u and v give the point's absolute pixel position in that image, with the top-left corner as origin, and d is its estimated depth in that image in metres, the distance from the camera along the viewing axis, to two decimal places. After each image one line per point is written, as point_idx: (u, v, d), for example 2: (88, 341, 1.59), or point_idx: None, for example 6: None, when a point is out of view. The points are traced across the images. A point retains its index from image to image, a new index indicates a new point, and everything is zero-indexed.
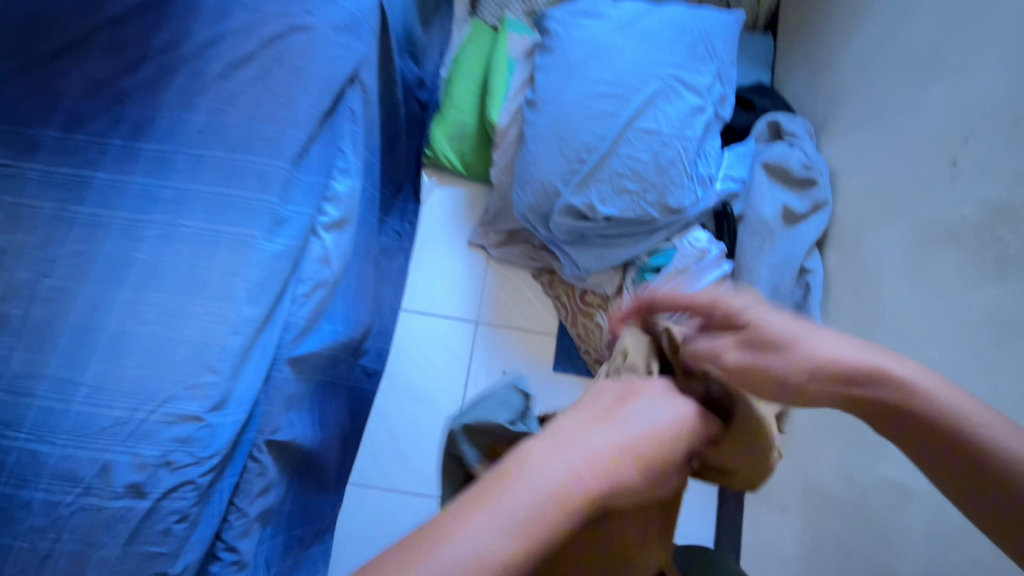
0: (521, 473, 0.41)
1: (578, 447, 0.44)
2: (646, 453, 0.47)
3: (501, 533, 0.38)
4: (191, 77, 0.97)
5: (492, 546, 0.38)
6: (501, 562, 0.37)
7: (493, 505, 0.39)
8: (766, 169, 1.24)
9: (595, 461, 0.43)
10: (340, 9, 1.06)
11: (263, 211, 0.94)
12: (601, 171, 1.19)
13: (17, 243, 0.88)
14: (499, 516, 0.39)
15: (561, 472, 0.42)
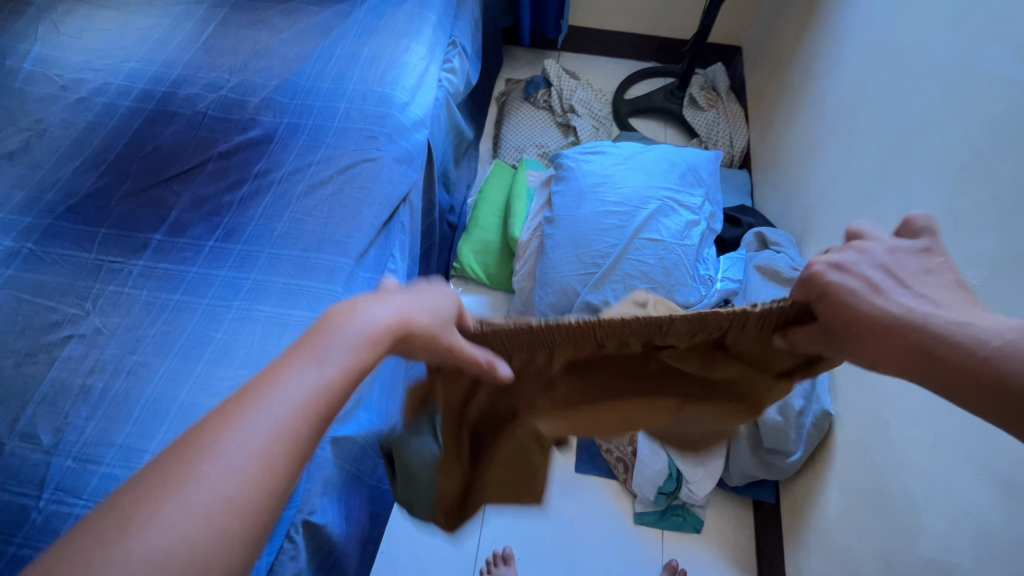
0: (258, 398, 0.45)
1: (309, 360, 0.47)
2: (397, 336, 0.51)
3: (247, 449, 0.42)
4: (278, 196, 1.08)
5: (244, 462, 0.42)
6: (263, 468, 0.42)
7: (259, 402, 0.44)
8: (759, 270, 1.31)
9: (336, 363, 0.48)
10: (400, 145, 1.20)
11: (336, 288, 0.99)
12: (614, 273, 1.26)
13: (109, 322, 0.93)
14: (245, 426, 0.43)
15: (297, 384, 0.46)
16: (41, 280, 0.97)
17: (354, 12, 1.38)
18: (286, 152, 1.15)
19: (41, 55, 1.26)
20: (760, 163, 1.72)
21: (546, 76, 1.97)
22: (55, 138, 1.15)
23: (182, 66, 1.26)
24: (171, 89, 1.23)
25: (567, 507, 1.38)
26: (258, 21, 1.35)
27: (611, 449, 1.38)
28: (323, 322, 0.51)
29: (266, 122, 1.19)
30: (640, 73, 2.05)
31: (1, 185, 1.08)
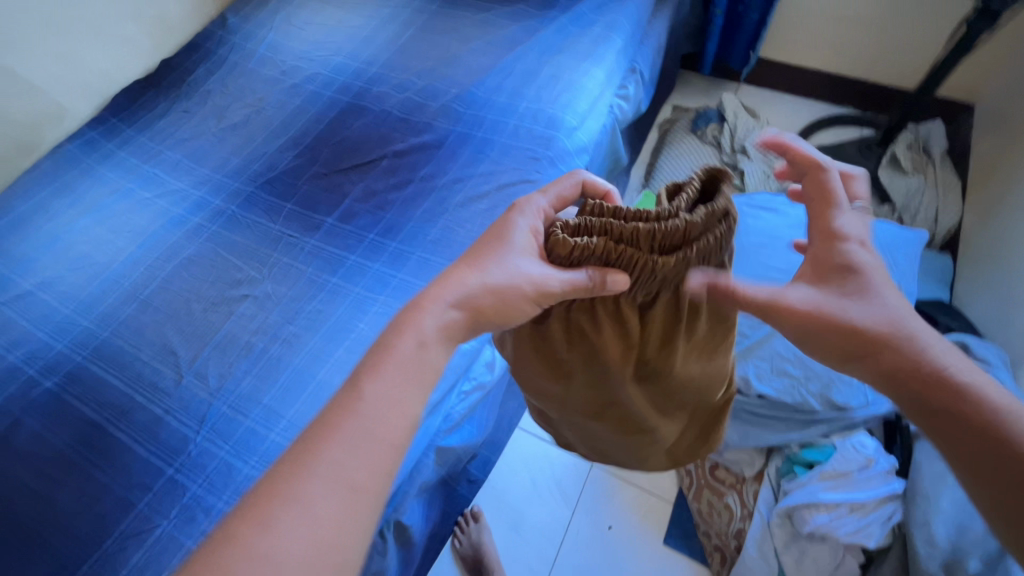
0: (357, 404, 0.53)
1: (399, 367, 0.56)
2: (424, 375, 0.57)
3: (359, 440, 0.51)
4: (437, 202, 1.12)
5: (352, 458, 0.50)
6: (353, 479, 0.49)
7: (314, 456, 0.50)
8: None
9: (411, 365, 0.56)
10: (559, 170, 1.16)
11: None
12: (763, 348, 1.11)
13: (279, 292, 1.04)
14: (345, 423, 0.52)
15: (408, 355, 0.57)
16: (235, 240, 1.12)
17: (542, 26, 1.37)
18: (452, 160, 1.18)
19: (273, 41, 1.45)
20: (994, 251, 1.38)
21: (721, 111, 1.81)
22: (269, 116, 1.32)
23: (380, 65, 1.37)
24: (366, 85, 1.34)
25: None
26: (452, 30, 1.42)
27: (710, 534, 1.25)
28: (334, 405, 0.53)
29: (440, 127, 1.24)
30: (828, 120, 1.87)
31: (224, 150, 1.26)
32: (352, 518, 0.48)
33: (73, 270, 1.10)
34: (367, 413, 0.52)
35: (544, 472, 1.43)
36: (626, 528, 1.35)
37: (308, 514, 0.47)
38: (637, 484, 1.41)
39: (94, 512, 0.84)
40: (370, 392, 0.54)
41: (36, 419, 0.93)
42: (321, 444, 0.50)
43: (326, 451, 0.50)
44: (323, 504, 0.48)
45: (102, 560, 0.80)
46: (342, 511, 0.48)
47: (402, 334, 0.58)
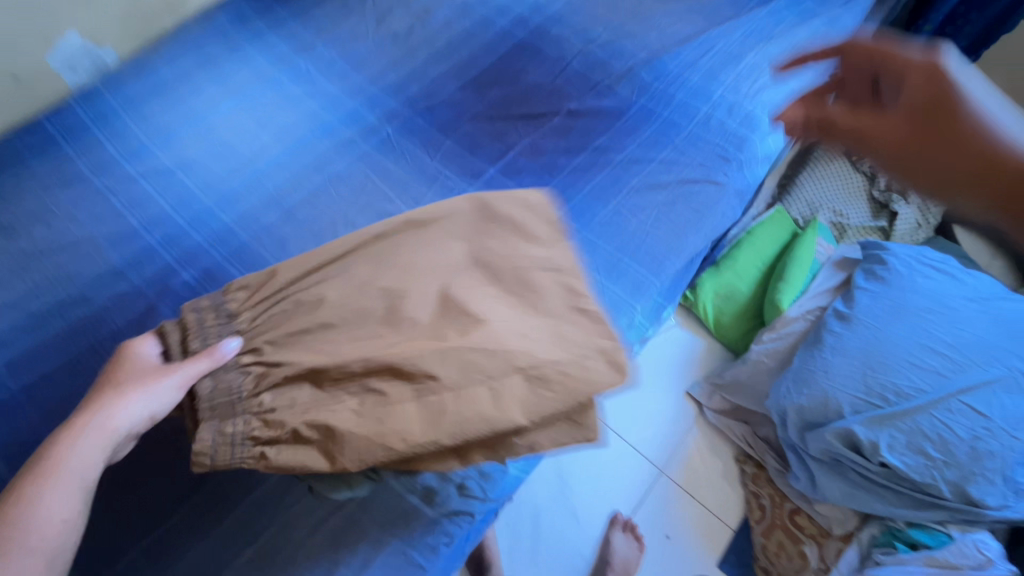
0: (84, 432, 0.60)
1: (94, 441, 0.60)
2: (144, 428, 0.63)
3: (80, 480, 0.58)
4: (612, 180, 1.02)
5: (82, 479, 0.59)
6: (73, 508, 0.57)
7: (57, 472, 0.58)
8: None
9: (102, 448, 0.60)
10: (746, 177, 1.05)
11: (637, 306, 0.92)
12: (904, 420, 1.05)
13: None
14: (63, 473, 0.58)
15: (94, 447, 0.60)
16: (389, 166, 1.03)
17: (753, 6, 1.21)
18: (631, 135, 1.07)
19: None
20: None
21: None
22: (433, 33, 1.19)
23: (563, 4, 1.23)
24: (545, 24, 1.20)
25: None
26: None
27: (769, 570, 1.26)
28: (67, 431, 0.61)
29: (621, 94, 1.11)
30: None
31: (382, 61, 1.15)
32: (59, 482, 0.57)
33: (214, 156, 1.03)
34: (113, 432, 0.61)
35: (612, 466, 1.42)
36: (686, 541, 1.35)
37: (40, 509, 0.56)
38: (702, 502, 1.40)
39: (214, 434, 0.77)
40: (120, 425, 0.61)
41: (173, 309, 0.89)
42: (70, 444, 0.59)
43: (79, 448, 0.59)
44: (60, 521, 0.56)
45: (222, 487, 0.74)
46: (76, 495, 0.58)
47: (88, 425, 0.61)
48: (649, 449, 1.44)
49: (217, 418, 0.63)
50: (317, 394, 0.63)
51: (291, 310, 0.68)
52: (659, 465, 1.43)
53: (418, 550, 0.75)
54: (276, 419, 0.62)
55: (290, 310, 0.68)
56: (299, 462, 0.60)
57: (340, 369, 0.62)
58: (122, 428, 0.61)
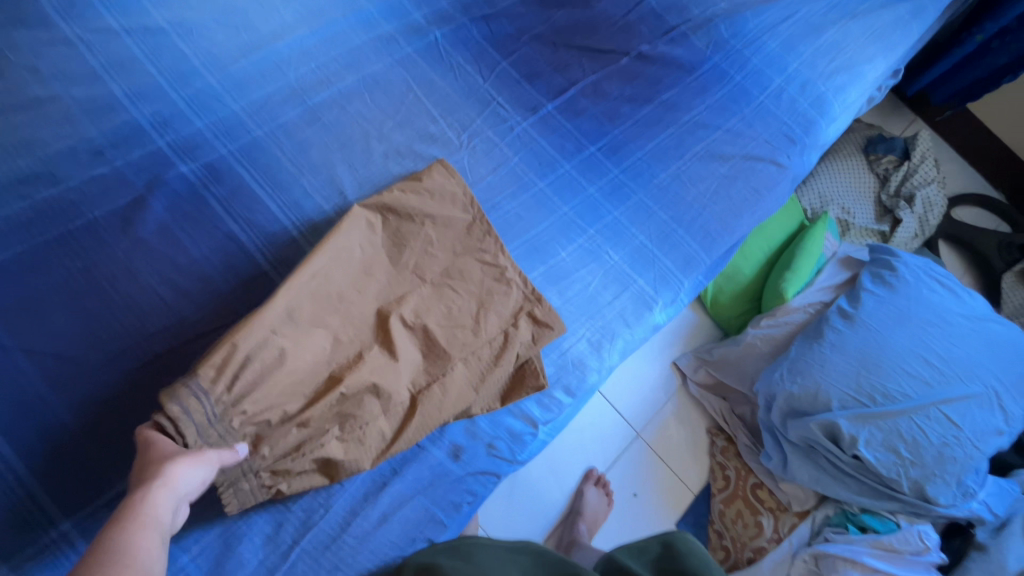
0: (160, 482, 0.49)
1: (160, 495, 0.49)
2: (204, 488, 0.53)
3: (152, 537, 0.47)
4: (675, 141, 0.94)
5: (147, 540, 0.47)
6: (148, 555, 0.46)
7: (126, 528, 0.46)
8: None
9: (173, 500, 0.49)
10: (805, 163, 1.00)
11: (684, 280, 0.88)
12: (886, 419, 1.12)
13: (475, 172, 0.86)
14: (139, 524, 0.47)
15: (170, 496, 0.49)
16: (434, 80, 0.89)
17: None
18: (699, 95, 0.98)
19: None
20: None
21: (909, 146, 1.68)
22: None
23: None
24: None
25: None
26: None
27: (723, 534, 1.34)
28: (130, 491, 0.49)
29: (695, 46, 1.01)
30: (992, 199, 1.77)
31: None
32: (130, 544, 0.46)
33: (222, 26, 0.84)
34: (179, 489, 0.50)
35: (593, 425, 1.44)
36: (652, 501, 1.40)
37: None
38: (671, 467, 1.45)
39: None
40: (185, 480, 0.50)
41: (167, 206, 0.74)
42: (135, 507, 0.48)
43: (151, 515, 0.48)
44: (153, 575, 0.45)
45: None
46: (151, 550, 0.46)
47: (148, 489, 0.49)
48: (630, 413, 1.47)
49: (228, 485, 0.58)
50: (305, 433, 0.60)
51: (261, 369, 0.58)
52: (637, 428, 1.47)
53: (440, 507, 0.72)
54: (280, 467, 0.60)
55: (264, 365, 0.58)
56: (310, 486, 0.62)
57: (329, 398, 0.61)
58: (184, 489, 0.50)
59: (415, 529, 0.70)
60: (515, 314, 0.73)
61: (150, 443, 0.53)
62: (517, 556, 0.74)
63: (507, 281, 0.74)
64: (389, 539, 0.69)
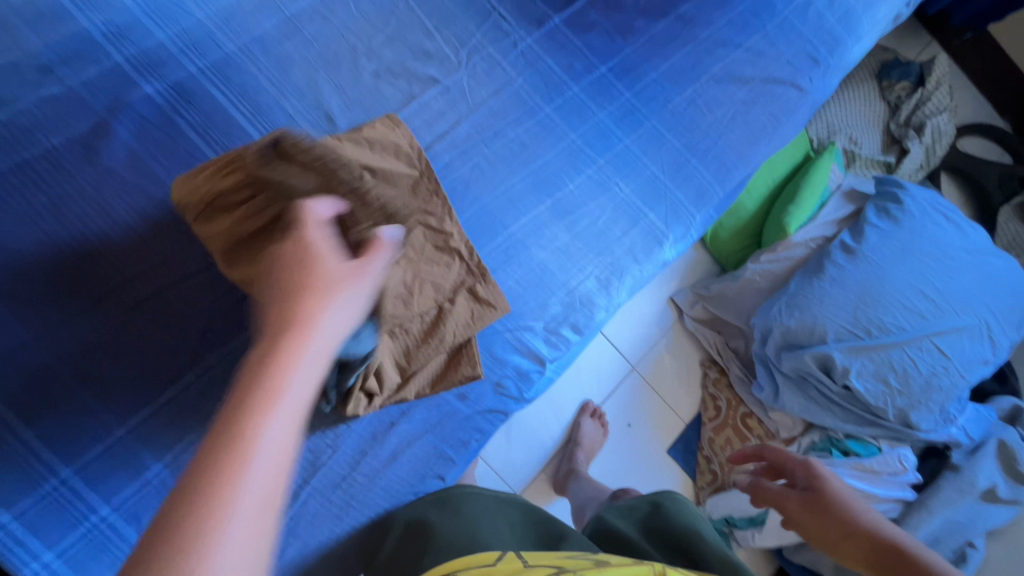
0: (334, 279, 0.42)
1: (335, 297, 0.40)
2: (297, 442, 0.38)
3: (318, 367, 0.37)
4: (692, 61, 0.86)
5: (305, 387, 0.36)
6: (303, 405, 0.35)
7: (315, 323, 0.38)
8: (998, 445, 1.18)
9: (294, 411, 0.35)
10: (827, 87, 0.94)
11: (696, 215, 0.84)
12: (879, 351, 1.14)
13: (476, 95, 0.78)
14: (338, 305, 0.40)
15: (344, 308, 0.41)
16: None
17: None
18: (720, 8, 0.89)
19: None
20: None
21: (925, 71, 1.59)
22: None
23: None
24: None
25: (643, 475, 1.42)
26: None
27: (711, 459, 1.41)
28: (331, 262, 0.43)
29: None
30: (999, 129, 1.72)
31: None
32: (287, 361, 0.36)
33: None
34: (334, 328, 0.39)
35: (590, 359, 1.45)
36: (645, 430, 1.45)
37: (294, 380, 0.35)
38: (664, 398, 1.49)
39: (219, 303, 0.67)
40: (335, 319, 0.39)
41: (133, 132, 0.67)
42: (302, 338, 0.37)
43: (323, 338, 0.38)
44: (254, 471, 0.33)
45: (233, 361, 0.67)
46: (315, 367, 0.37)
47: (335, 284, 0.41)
48: (627, 347, 1.48)
49: None
50: None
51: None
52: (632, 362, 1.48)
53: (448, 444, 0.71)
54: None
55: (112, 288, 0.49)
56: None
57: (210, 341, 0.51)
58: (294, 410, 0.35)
59: (424, 466, 0.70)
60: (455, 288, 0.67)
61: (316, 259, 0.43)
62: (503, 508, 0.71)
63: (451, 249, 0.67)
64: (399, 477, 0.69)
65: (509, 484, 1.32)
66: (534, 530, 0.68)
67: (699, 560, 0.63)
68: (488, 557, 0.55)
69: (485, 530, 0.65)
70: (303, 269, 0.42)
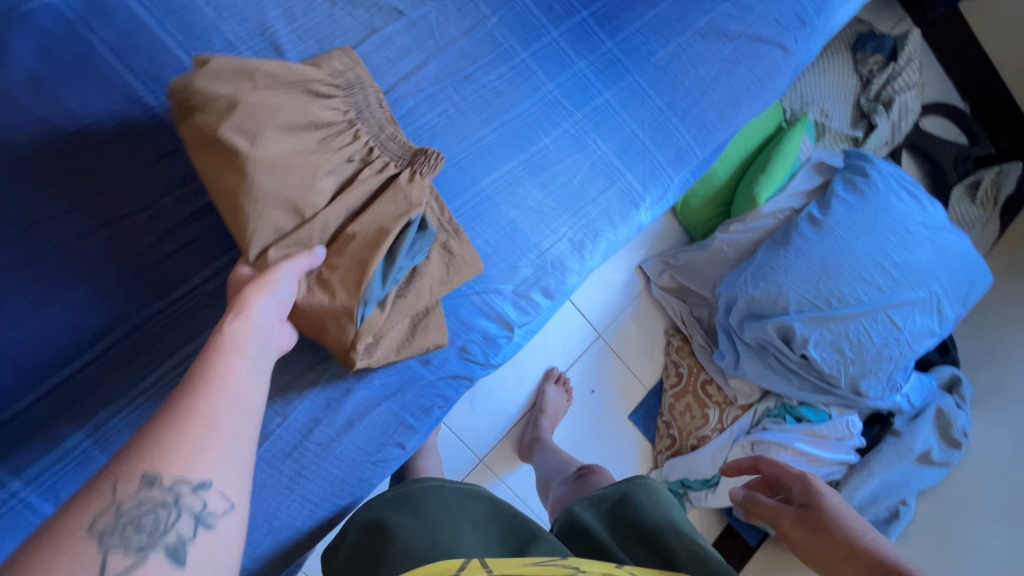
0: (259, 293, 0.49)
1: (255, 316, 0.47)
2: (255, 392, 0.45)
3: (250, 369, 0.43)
4: (678, 11, 0.81)
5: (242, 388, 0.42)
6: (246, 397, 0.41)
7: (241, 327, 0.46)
8: (936, 412, 1.25)
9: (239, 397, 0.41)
10: (811, 49, 0.91)
11: (674, 177, 0.81)
12: (837, 322, 1.17)
13: (444, 32, 0.71)
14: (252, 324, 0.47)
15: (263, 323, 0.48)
16: None
17: None
18: None
19: None
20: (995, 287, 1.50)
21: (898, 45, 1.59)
22: None
23: None
24: None
25: (605, 440, 1.44)
26: None
27: (670, 425, 1.44)
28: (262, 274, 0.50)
29: None
30: (961, 109, 1.75)
31: None
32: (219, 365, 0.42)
33: None
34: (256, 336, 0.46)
35: (557, 326, 1.43)
36: (609, 396, 1.46)
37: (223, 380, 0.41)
38: (628, 365, 1.49)
39: (146, 255, 0.59)
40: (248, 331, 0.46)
41: (34, 47, 0.56)
42: (213, 379, 0.40)
43: (232, 382, 0.41)
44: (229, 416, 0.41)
45: (162, 321, 0.59)
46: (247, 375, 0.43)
47: (254, 301, 0.48)
48: (594, 314, 1.47)
49: None
50: None
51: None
52: (599, 329, 1.48)
53: (409, 412, 0.67)
54: None
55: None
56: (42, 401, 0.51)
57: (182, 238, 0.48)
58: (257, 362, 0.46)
59: (383, 433, 0.66)
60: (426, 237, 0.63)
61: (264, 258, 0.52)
62: (467, 502, 0.68)
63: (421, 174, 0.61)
64: (356, 446, 0.64)
65: (471, 449, 1.31)
66: (499, 530, 0.64)
67: (667, 550, 0.61)
68: (452, 566, 0.51)
69: (446, 532, 0.61)
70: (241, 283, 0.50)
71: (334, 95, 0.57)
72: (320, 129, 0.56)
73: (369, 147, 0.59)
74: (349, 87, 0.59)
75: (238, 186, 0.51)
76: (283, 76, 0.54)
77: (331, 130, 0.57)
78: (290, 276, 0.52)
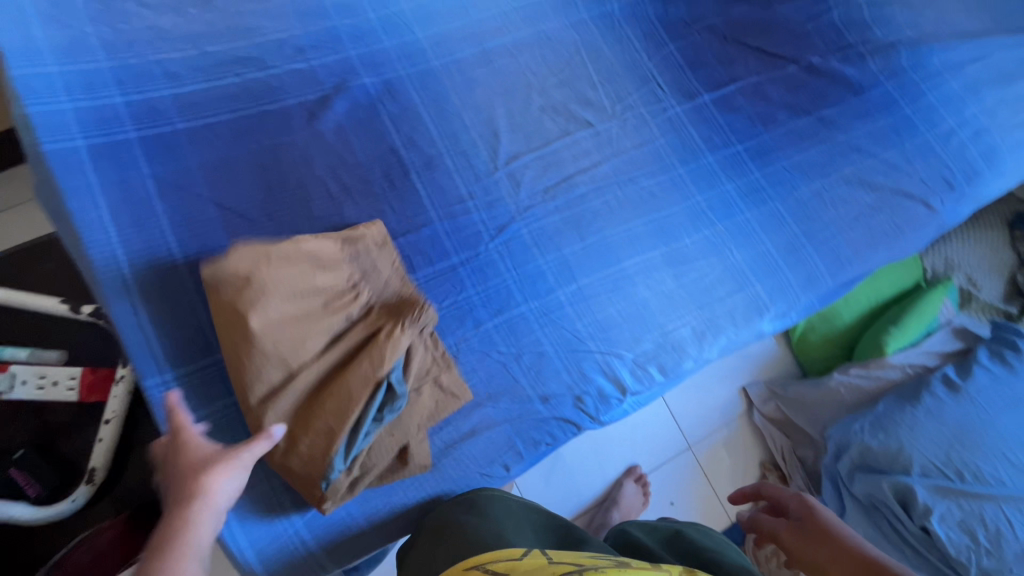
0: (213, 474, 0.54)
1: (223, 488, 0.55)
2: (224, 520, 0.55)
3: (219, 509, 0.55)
4: (825, 158, 0.92)
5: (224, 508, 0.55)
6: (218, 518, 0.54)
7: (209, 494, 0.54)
8: None
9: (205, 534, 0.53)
10: (959, 212, 0.95)
11: (802, 296, 0.87)
12: (969, 500, 1.06)
13: (621, 143, 0.89)
14: (225, 485, 0.55)
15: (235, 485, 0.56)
16: (602, 47, 0.93)
17: None
18: (861, 118, 0.95)
19: None
20: None
21: None
22: None
23: None
24: None
25: None
26: None
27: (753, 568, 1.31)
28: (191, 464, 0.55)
29: (868, 69, 0.98)
30: None
31: None
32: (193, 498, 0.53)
33: None
34: (223, 495, 0.55)
35: (648, 425, 1.43)
36: (688, 514, 1.39)
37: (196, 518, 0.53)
38: (714, 487, 1.43)
39: None
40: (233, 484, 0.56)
41: (346, 108, 0.82)
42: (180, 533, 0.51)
43: (200, 530, 0.52)
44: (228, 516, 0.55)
45: None
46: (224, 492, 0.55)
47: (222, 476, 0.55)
48: (687, 424, 1.46)
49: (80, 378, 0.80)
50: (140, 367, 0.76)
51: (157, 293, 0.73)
52: (689, 441, 1.45)
53: (521, 440, 0.76)
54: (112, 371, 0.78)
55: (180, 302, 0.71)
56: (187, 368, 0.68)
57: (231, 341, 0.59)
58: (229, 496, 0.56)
59: (495, 452, 0.75)
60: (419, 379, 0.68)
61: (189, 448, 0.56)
62: (531, 514, 0.74)
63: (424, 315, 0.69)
64: (471, 454, 0.74)
65: None
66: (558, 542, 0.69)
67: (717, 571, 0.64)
68: (515, 552, 0.58)
69: (512, 534, 0.66)
70: (178, 476, 0.55)
71: (340, 266, 0.68)
72: (325, 295, 0.66)
73: (368, 304, 0.69)
74: (355, 254, 0.70)
75: (240, 334, 0.61)
76: (293, 254, 0.64)
77: (335, 295, 0.67)
78: (239, 468, 0.56)
